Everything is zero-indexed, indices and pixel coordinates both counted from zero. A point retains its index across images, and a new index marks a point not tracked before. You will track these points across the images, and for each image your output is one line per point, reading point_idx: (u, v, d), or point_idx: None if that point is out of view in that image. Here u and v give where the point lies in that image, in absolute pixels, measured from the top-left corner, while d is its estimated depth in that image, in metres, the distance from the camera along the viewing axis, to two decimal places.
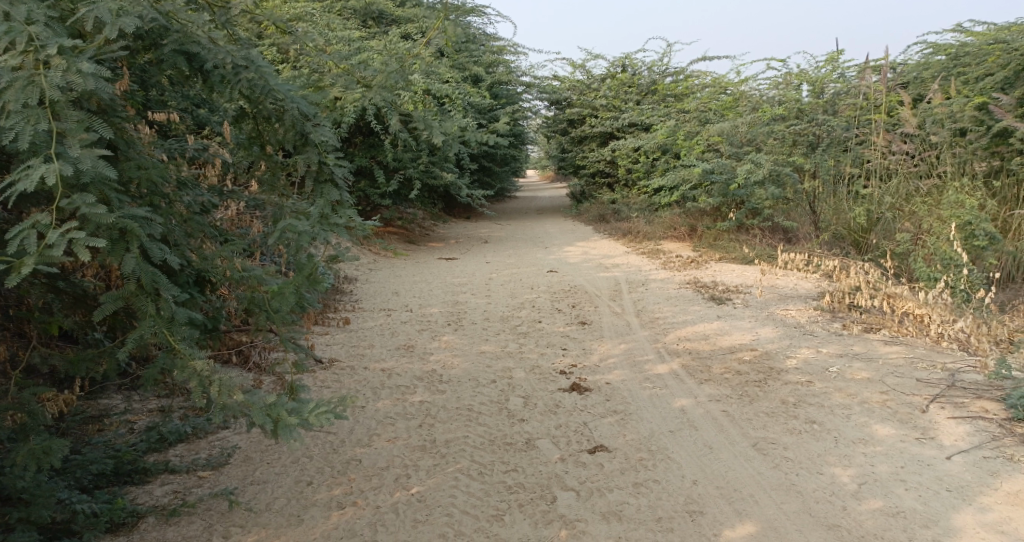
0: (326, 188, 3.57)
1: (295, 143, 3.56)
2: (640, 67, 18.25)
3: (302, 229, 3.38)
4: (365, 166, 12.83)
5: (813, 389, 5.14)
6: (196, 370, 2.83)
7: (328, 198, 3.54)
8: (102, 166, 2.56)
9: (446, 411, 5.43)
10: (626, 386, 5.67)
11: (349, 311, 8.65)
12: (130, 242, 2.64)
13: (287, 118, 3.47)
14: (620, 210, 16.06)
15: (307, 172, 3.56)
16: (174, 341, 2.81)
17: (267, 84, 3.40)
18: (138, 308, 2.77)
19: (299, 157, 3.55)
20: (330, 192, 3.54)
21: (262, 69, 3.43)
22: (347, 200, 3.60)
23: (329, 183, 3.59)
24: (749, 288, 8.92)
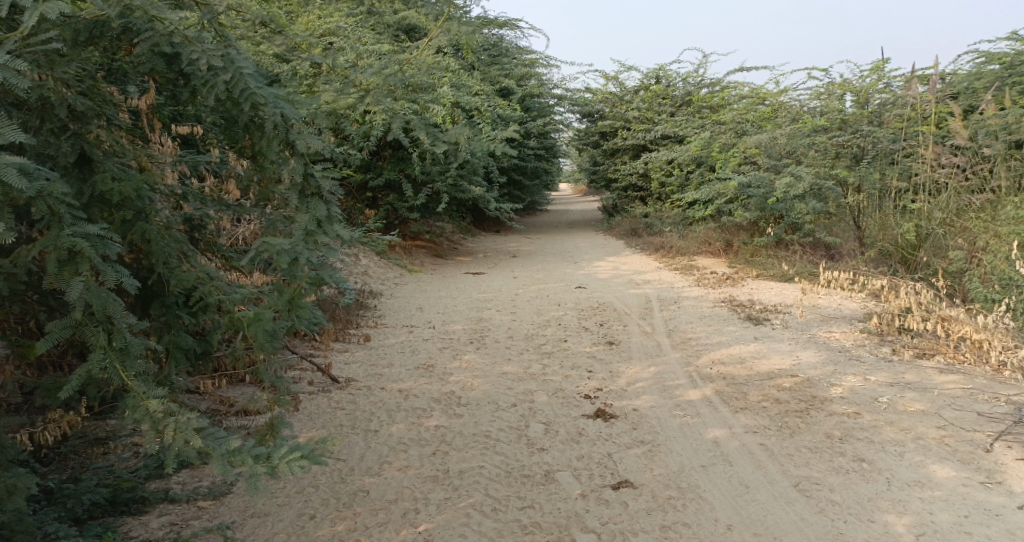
0: (313, 202, 3.29)
1: (280, 153, 3.27)
2: (675, 79, 17.87)
3: (282, 245, 3.09)
4: (393, 179, 12.60)
5: (862, 422, 4.71)
6: (149, 411, 2.72)
7: (315, 213, 3.25)
8: (7, 179, 2.31)
9: (462, 438, 5.06)
10: (654, 412, 5.29)
11: (370, 327, 8.38)
12: (80, 264, 2.59)
13: (270, 125, 3.15)
14: (653, 223, 15.65)
15: (291, 185, 3.31)
16: (126, 378, 2.71)
17: (246, 87, 3.07)
18: (88, 338, 2.69)
19: (282, 169, 3.30)
20: (318, 206, 3.25)
21: (242, 73, 3.11)
22: (335, 216, 3.32)
23: (316, 197, 3.33)
24: (789, 307, 8.48)
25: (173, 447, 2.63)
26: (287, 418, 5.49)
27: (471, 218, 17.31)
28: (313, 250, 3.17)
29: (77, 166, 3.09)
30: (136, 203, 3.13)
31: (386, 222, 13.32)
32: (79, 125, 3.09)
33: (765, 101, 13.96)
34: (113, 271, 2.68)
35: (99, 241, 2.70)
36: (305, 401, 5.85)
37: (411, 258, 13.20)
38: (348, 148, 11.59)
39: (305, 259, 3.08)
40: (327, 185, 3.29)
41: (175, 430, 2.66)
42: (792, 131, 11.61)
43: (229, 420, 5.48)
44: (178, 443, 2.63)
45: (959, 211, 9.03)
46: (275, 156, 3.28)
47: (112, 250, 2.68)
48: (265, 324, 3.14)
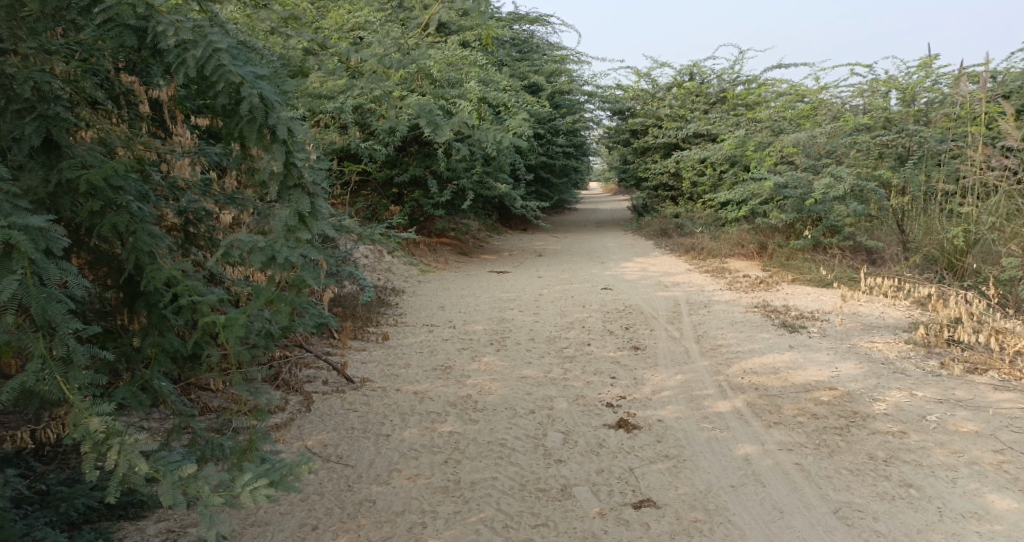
0: (297, 194, 2.92)
1: (258, 138, 2.89)
2: (709, 75, 17.44)
3: (253, 244, 2.79)
4: (418, 175, 12.25)
5: (909, 443, 4.33)
6: (89, 431, 2.32)
7: (296, 205, 2.89)
8: None
9: (476, 446, 4.72)
10: (680, 425, 4.96)
11: (389, 325, 8.13)
12: (16, 262, 2.32)
13: (245, 105, 2.81)
14: (684, 224, 15.23)
15: (271, 175, 2.91)
16: (67, 392, 2.39)
17: (219, 65, 2.80)
18: (25, 346, 2.41)
19: (264, 159, 2.92)
20: (299, 200, 2.88)
21: (216, 48, 2.86)
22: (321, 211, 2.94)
23: (299, 189, 2.94)
24: (826, 314, 8.08)
25: (116, 473, 2.25)
26: (297, 420, 5.15)
27: (497, 216, 17.03)
28: (294, 248, 2.81)
29: (44, 150, 2.89)
30: (106, 194, 2.86)
31: (411, 219, 13.03)
32: (46, 103, 2.89)
33: (804, 98, 13.48)
34: (55, 269, 2.42)
35: (42, 234, 2.43)
36: (317, 402, 5.51)
37: (435, 255, 12.95)
38: (374, 143, 11.35)
39: (282, 258, 2.77)
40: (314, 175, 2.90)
41: (122, 450, 2.27)
42: (832, 130, 11.17)
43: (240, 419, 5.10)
44: (122, 471, 2.23)
45: (1010, 215, 8.56)
46: (248, 142, 2.89)
47: (55, 244, 2.41)
48: (237, 332, 2.78)
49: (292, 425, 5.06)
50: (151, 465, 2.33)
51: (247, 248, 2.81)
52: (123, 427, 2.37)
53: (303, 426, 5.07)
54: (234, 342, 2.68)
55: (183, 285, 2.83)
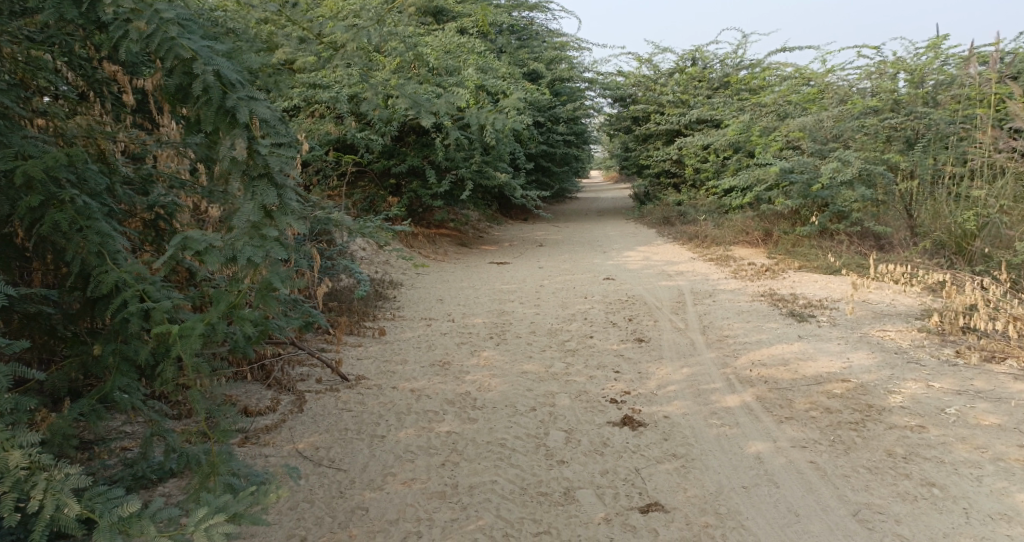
0: (261, 186, 2.72)
1: (215, 123, 2.69)
2: (712, 60, 17.17)
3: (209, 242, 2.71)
4: (416, 166, 12.01)
5: (928, 438, 4.15)
6: (9, 467, 2.08)
7: (260, 198, 2.68)
8: None
9: (475, 447, 4.50)
10: (688, 421, 4.75)
11: (387, 320, 7.93)
12: None
13: (200, 84, 2.64)
14: (687, 211, 15.00)
15: (232, 163, 2.71)
16: None
17: (170, 40, 2.67)
18: None
19: (222, 145, 2.70)
20: (265, 192, 2.68)
21: (169, 25, 2.72)
22: (289, 203, 2.75)
23: (263, 180, 2.74)
24: (836, 303, 7.88)
25: (42, 517, 2.03)
26: (288, 422, 4.87)
27: (497, 206, 16.80)
28: (258, 249, 2.63)
29: None
30: (47, 189, 2.77)
31: (409, 210, 12.78)
32: None
33: (809, 81, 13.23)
34: None
35: None
36: (310, 401, 5.23)
37: (434, 246, 12.73)
38: (370, 133, 11.13)
39: (249, 255, 2.60)
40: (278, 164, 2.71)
41: (50, 490, 2.06)
42: (838, 113, 10.93)
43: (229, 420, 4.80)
44: (50, 513, 2.03)
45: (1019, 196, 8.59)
46: (204, 126, 2.69)
47: None
48: (194, 342, 2.60)
49: (283, 427, 4.78)
50: (86, 505, 2.13)
51: (203, 248, 2.72)
52: (49, 460, 2.15)
53: (295, 428, 4.79)
54: (190, 354, 2.60)
55: (131, 291, 2.69)
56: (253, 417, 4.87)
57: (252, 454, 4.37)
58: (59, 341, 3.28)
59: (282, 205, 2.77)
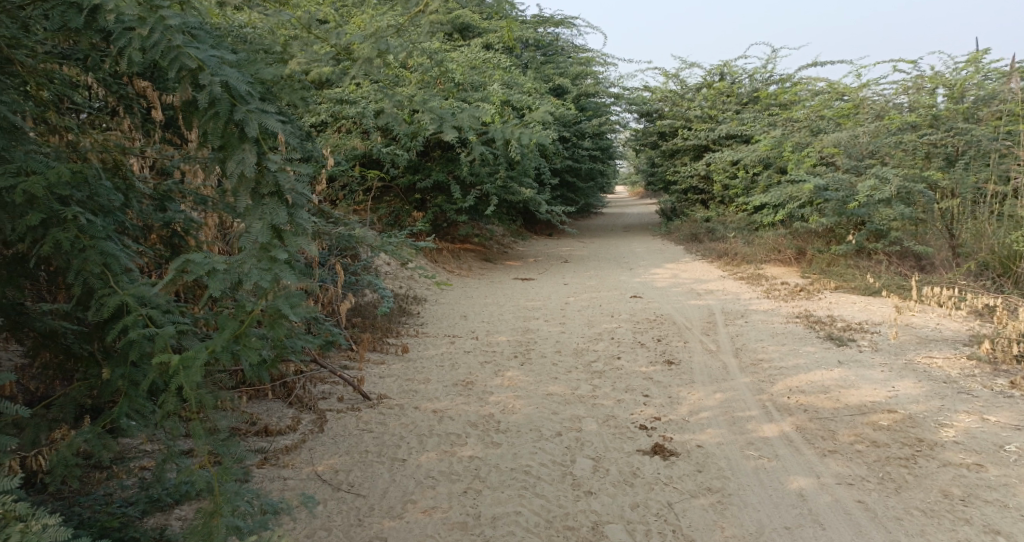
0: (271, 205, 2.50)
1: (223, 136, 2.53)
2: (741, 75, 16.88)
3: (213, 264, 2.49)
4: (441, 180, 11.82)
5: (987, 479, 3.88)
6: None
7: (268, 218, 2.47)
8: None
9: (498, 474, 4.25)
10: (724, 451, 4.46)
11: (409, 336, 7.73)
12: None
13: (205, 95, 2.49)
14: (715, 228, 14.68)
15: (240, 180, 2.50)
16: None
17: (173, 49, 2.53)
18: None
19: (228, 160, 2.50)
20: (274, 211, 2.46)
21: (173, 32, 2.57)
22: (301, 224, 2.52)
23: (274, 197, 2.52)
24: (876, 326, 7.56)
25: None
26: (308, 442, 4.63)
27: (522, 221, 16.58)
28: (262, 274, 2.41)
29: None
30: (50, 208, 2.59)
31: (434, 224, 12.59)
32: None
33: (843, 97, 12.89)
34: None
35: None
36: (331, 421, 4.99)
37: (458, 261, 12.53)
38: (395, 147, 10.98)
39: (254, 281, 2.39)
40: (289, 181, 2.49)
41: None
42: (875, 129, 10.59)
43: (249, 439, 4.57)
44: None
45: None
46: (210, 140, 2.52)
47: None
48: (194, 376, 2.42)
49: (303, 447, 4.55)
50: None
51: (207, 270, 2.50)
52: (27, 509, 2.04)
53: (315, 449, 4.55)
54: (193, 387, 2.43)
55: (133, 317, 2.50)
56: (272, 436, 4.64)
57: (269, 475, 4.13)
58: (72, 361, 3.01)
59: (295, 224, 2.55)
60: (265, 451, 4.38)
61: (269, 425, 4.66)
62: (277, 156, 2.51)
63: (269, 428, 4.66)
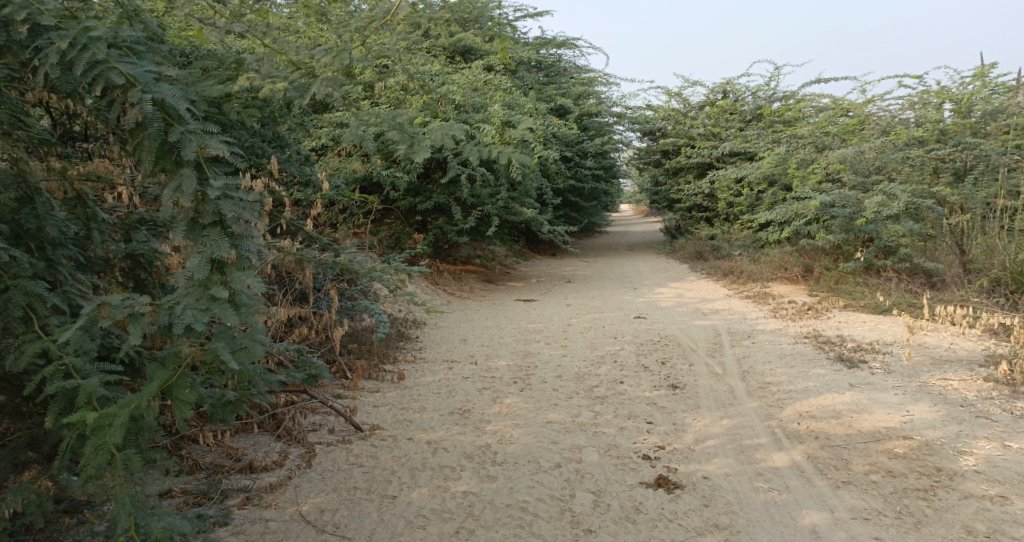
0: (213, 236, 2.49)
1: (161, 161, 2.55)
2: (743, 93, 16.77)
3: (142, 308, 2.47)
4: (442, 202, 11.61)
5: (1012, 513, 3.67)
6: None
7: (206, 253, 2.47)
8: None
9: (493, 511, 4.03)
10: (730, 484, 4.24)
11: (406, 362, 7.52)
12: None
13: (136, 114, 2.50)
14: (720, 246, 14.47)
15: (180, 209, 2.53)
16: None
17: (105, 70, 2.52)
18: None
19: (167, 187, 2.51)
20: (214, 242, 2.46)
21: (99, 45, 2.57)
22: (244, 252, 2.52)
23: (217, 228, 2.52)
24: (888, 347, 7.33)
25: None
26: (295, 479, 4.42)
27: (524, 241, 16.40)
28: (198, 316, 2.43)
29: None
30: None
31: (435, 246, 12.42)
32: None
33: (848, 113, 12.77)
34: None
35: None
36: (320, 455, 4.78)
37: (460, 283, 12.34)
38: (395, 169, 10.86)
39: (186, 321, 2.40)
40: (231, 210, 2.49)
41: None
42: (881, 145, 10.44)
43: (233, 477, 4.38)
44: None
45: None
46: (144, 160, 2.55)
47: None
48: (117, 429, 2.32)
49: (289, 485, 4.35)
50: None
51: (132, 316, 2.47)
52: None
53: (301, 486, 4.35)
54: (116, 443, 2.31)
55: (53, 367, 2.43)
56: (257, 473, 4.45)
57: (250, 517, 3.93)
58: (30, 402, 2.88)
59: (241, 258, 2.54)
60: (248, 491, 4.19)
61: (254, 462, 4.47)
62: (216, 184, 2.50)
63: (254, 465, 4.47)
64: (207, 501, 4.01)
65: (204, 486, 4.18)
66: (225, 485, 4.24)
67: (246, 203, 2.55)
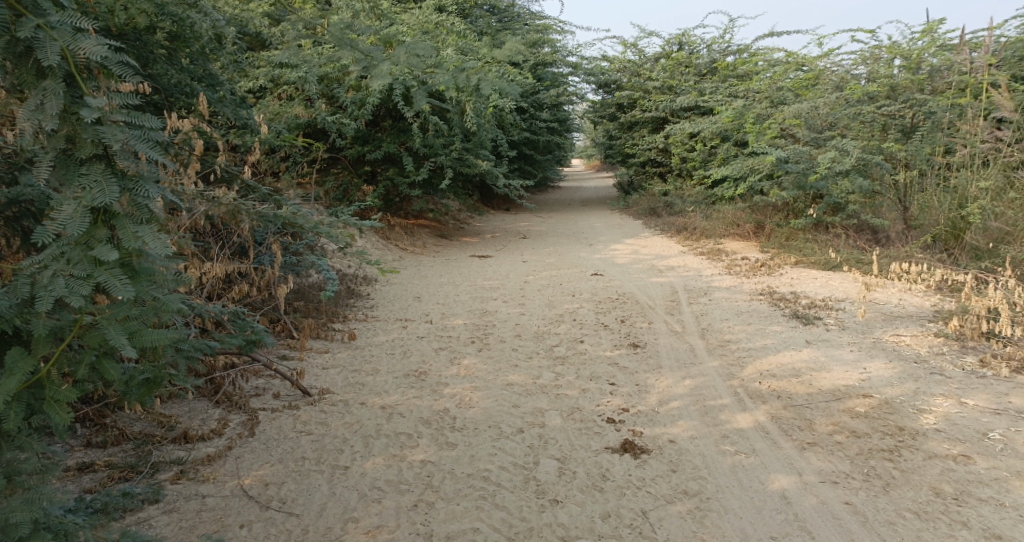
0: (95, 178, 2.40)
1: (25, 79, 2.42)
2: (698, 46, 16.61)
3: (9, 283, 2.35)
4: (393, 153, 11.19)
5: (977, 472, 3.68)
6: None
7: (87, 200, 2.38)
8: None
9: (453, 482, 3.88)
10: (696, 447, 4.17)
11: (357, 321, 7.28)
12: None
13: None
14: (673, 202, 14.45)
15: (51, 137, 2.41)
16: None
17: None
18: None
19: (35, 112, 2.36)
20: (95, 182, 2.40)
21: None
22: (132, 190, 2.46)
23: (99, 163, 2.44)
24: (842, 303, 7.37)
25: None
26: (235, 450, 4.18)
27: (477, 196, 16.11)
28: (80, 285, 2.35)
29: None
30: None
31: (386, 200, 12.07)
32: None
33: (801, 68, 12.73)
34: None
35: None
36: (264, 423, 4.54)
37: (412, 238, 12.05)
38: (343, 118, 10.42)
39: (60, 294, 2.33)
40: (118, 145, 2.41)
41: None
42: (834, 101, 10.40)
43: (165, 448, 4.12)
44: None
45: (999, 191, 8.46)
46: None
47: None
48: None
49: (228, 456, 4.11)
50: None
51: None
52: None
53: (243, 457, 4.11)
54: None
55: None
56: (192, 443, 4.19)
57: (185, 494, 3.69)
58: None
59: (134, 206, 2.49)
60: (181, 464, 3.94)
61: (188, 431, 4.21)
62: (95, 107, 2.40)
63: (188, 434, 4.21)
64: (135, 476, 3.77)
65: (132, 459, 3.92)
66: (157, 457, 3.98)
67: (137, 133, 2.46)
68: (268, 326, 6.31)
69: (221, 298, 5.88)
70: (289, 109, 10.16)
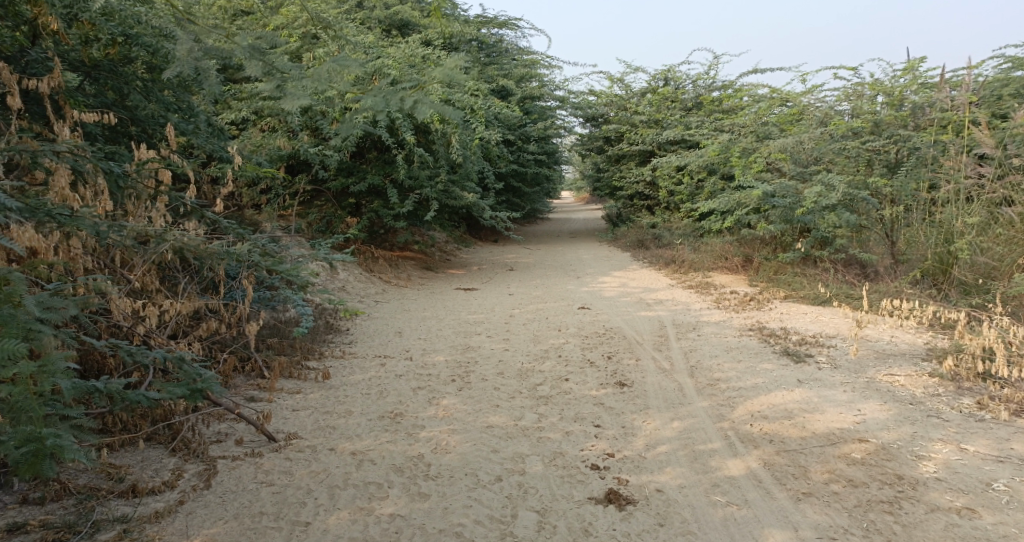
0: None
1: None
2: (684, 81, 16.62)
3: None
4: (377, 184, 10.98)
5: (983, 528, 3.56)
6: None
7: None
8: None
9: (424, 540, 3.70)
10: (686, 498, 3.95)
11: (334, 357, 7.02)
12: None
13: None
14: (661, 234, 14.30)
15: None
16: None
17: None
18: None
19: None
20: None
21: None
22: None
23: None
24: (833, 340, 7.17)
25: None
26: (187, 505, 3.99)
27: (463, 227, 15.91)
28: None
29: None
30: None
31: (370, 231, 11.86)
32: None
33: (785, 103, 12.67)
34: None
35: None
36: (222, 473, 4.32)
37: (396, 270, 11.80)
38: (325, 148, 10.23)
39: None
40: None
41: None
42: (821, 135, 10.31)
43: (110, 503, 3.93)
44: None
45: (984, 225, 8.39)
46: None
47: None
48: None
49: (179, 512, 3.92)
50: None
51: None
52: None
53: (194, 513, 3.93)
54: None
55: None
56: (140, 498, 4.00)
57: None
58: None
59: None
60: (125, 522, 3.76)
61: (136, 485, 4.01)
62: None
63: (136, 488, 4.01)
64: (72, 537, 3.59)
65: (72, 517, 3.74)
66: (99, 514, 3.81)
67: None
68: (238, 363, 6.05)
69: (187, 334, 5.63)
70: (271, 139, 9.98)
